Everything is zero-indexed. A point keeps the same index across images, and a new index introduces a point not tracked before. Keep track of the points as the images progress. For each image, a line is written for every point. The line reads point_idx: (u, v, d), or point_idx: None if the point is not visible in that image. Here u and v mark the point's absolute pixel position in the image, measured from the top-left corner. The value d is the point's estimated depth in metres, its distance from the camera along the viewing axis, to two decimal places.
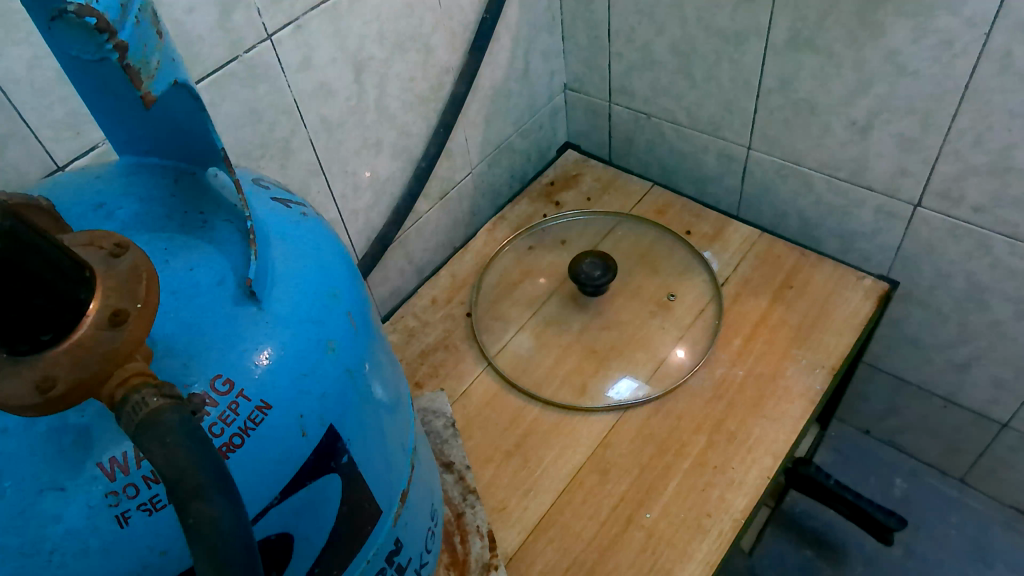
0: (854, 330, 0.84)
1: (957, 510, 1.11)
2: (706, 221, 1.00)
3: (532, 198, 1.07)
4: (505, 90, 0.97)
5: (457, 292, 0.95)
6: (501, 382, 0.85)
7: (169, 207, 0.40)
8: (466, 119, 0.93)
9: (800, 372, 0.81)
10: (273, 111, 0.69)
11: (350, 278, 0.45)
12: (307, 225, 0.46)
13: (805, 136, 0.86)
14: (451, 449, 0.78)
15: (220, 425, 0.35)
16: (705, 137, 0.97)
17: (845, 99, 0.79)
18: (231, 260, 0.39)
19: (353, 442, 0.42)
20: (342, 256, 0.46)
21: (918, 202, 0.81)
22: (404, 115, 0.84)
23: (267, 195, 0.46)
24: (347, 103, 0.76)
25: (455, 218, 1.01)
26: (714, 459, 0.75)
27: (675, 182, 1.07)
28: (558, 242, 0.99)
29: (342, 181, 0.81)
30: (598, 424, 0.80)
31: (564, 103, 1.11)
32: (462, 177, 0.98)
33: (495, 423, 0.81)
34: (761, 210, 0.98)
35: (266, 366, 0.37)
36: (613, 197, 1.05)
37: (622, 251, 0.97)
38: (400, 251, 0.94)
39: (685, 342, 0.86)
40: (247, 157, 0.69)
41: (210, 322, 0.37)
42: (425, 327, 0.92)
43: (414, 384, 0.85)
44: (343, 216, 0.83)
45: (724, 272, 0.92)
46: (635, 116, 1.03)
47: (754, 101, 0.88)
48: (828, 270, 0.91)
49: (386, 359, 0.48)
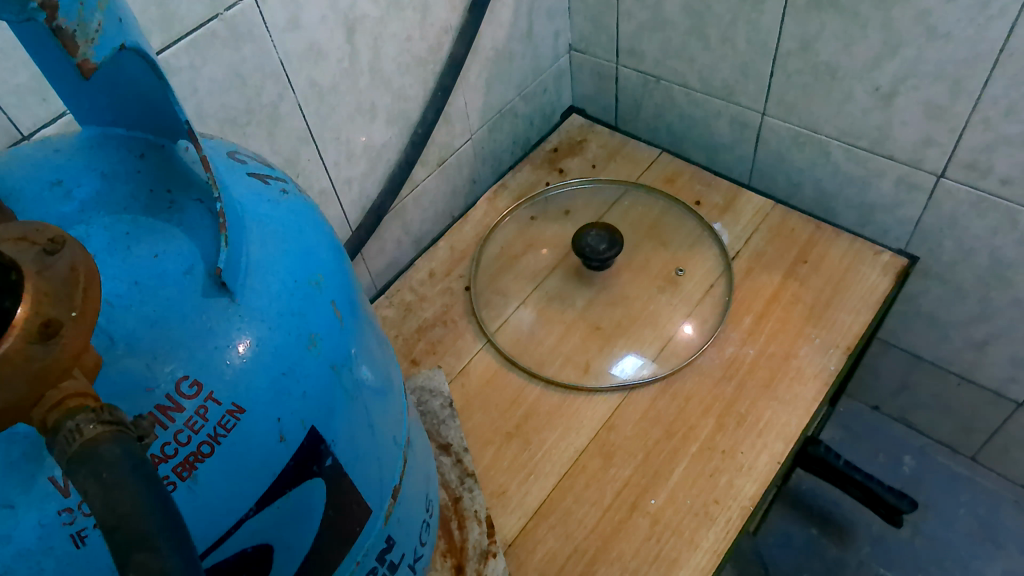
0: (871, 308, 0.80)
1: (967, 489, 1.08)
2: (717, 191, 0.95)
3: (535, 165, 1.02)
4: (508, 51, 0.92)
5: (457, 265, 0.91)
6: (501, 360, 0.81)
7: (134, 185, 0.36)
8: (466, 81, 0.88)
9: (814, 352, 0.77)
10: (259, 75, 0.65)
11: (337, 263, 0.42)
12: (287, 204, 0.42)
13: (824, 102, 0.81)
14: (448, 430, 0.75)
15: (186, 433, 0.32)
16: (718, 101, 0.92)
17: (869, 63, 0.74)
18: (201, 246, 0.35)
19: (338, 444, 0.39)
20: (327, 238, 0.42)
21: (943, 172, 0.77)
22: (401, 78, 0.79)
23: (243, 170, 0.42)
24: (339, 66, 0.72)
25: (455, 186, 0.96)
26: (723, 442, 0.72)
27: (684, 149, 1.02)
28: (562, 212, 0.95)
29: (335, 148, 0.76)
30: (602, 404, 0.77)
31: (570, 65, 1.06)
32: (462, 143, 0.93)
33: (495, 403, 0.78)
34: (775, 179, 0.94)
35: (243, 363, 0.34)
36: (620, 165, 1.01)
37: (629, 222, 0.93)
38: (397, 221, 0.89)
39: (694, 317, 0.82)
40: (232, 124, 0.65)
41: (176, 317, 0.33)
42: (423, 301, 0.88)
43: (411, 361, 0.82)
44: (335, 185, 0.78)
45: (736, 246, 0.88)
46: (645, 78, 0.98)
47: (772, 65, 0.83)
48: (845, 244, 0.87)
49: (378, 347, 0.45)
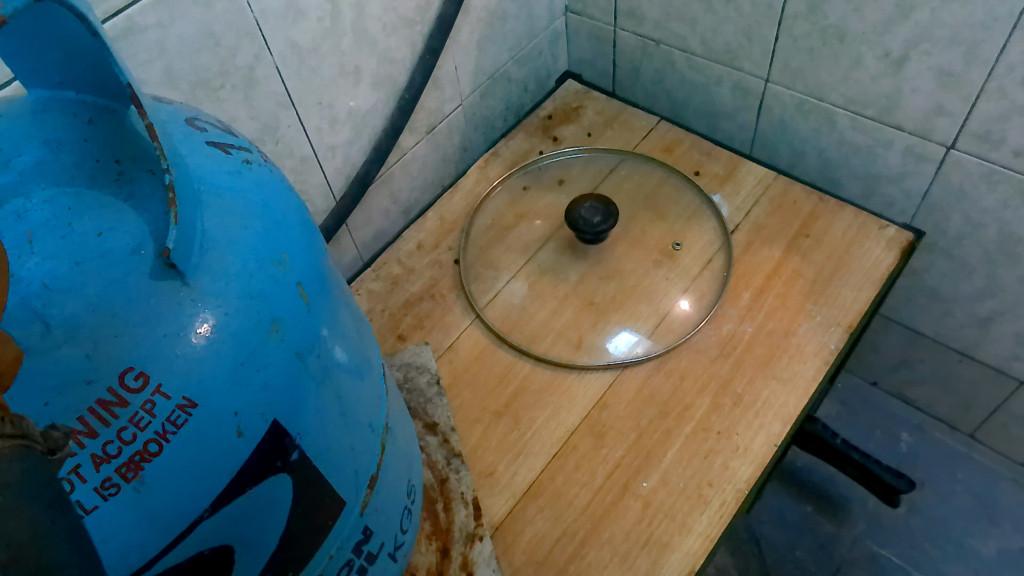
0: (874, 284, 0.77)
1: (964, 465, 1.07)
2: (718, 161, 0.92)
3: (529, 132, 0.98)
4: (500, 12, 0.88)
5: (446, 237, 0.88)
6: (491, 336, 0.78)
7: (79, 153, 0.33)
8: (456, 43, 0.84)
9: (814, 330, 0.75)
10: (233, 34, 0.61)
11: (306, 239, 0.38)
12: (251, 174, 0.38)
13: (831, 68, 0.77)
14: (435, 408, 0.73)
15: (130, 430, 0.29)
16: (720, 67, 0.88)
17: (880, 27, 0.70)
18: (151, 222, 0.32)
19: (305, 436, 0.36)
20: (296, 213, 0.39)
21: (953, 142, 0.73)
22: (386, 39, 0.75)
23: (202, 138, 0.38)
24: (319, 26, 0.67)
25: (445, 153, 0.92)
26: (719, 423, 0.70)
27: (684, 116, 0.98)
28: (556, 181, 0.91)
29: (317, 113, 0.72)
30: (594, 383, 0.74)
31: (566, 27, 1.01)
32: (452, 109, 0.89)
33: (484, 379, 0.75)
34: (777, 148, 0.90)
35: (196, 355, 0.31)
36: (617, 133, 0.97)
37: (625, 193, 0.89)
38: (385, 189, 0.86)
39: (690, 292, 0.79)
40: (205, 88, 0.61)
41: (121, 301, 0.30)
42: (411, 274, 0.84)
43: (397, 337, 0.79)
44: (318, 153, 0.75)
45: (736, 219, 0.85)
46: (644, 42, 0.94)
47: (777, 28, 0.79)
48: (848, 218, 0.84)
49: (353, 327, 0.42)
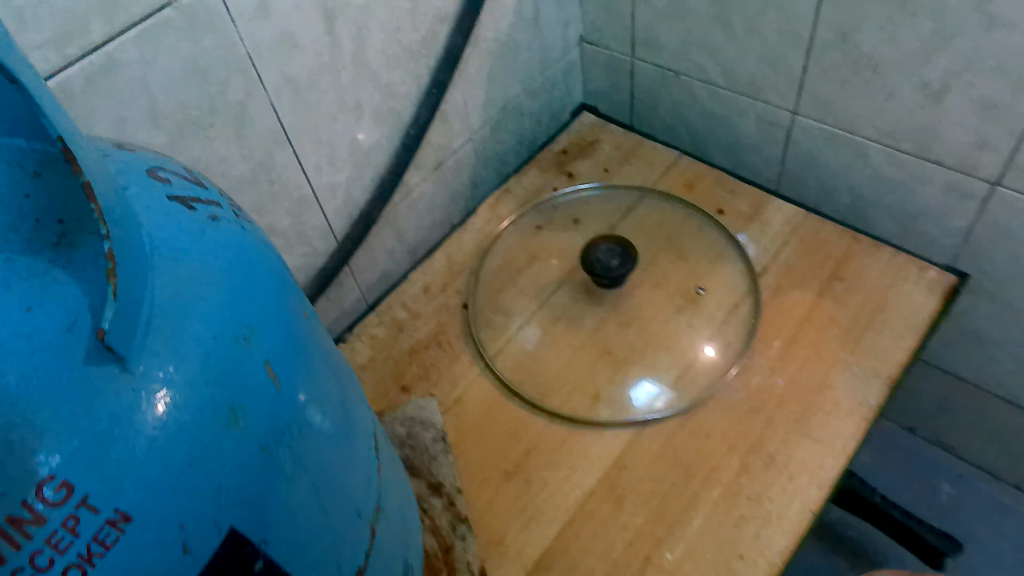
0: (916, 332, 0.71)
1: (1011, 520, 0.99)
2: (743, 199, 0.87)
3: (542, 168, 0.94)
4: (511, 43, 0.84)
5: (454, 279, 0.83)
6: (501, 388, 0.73)
7: (14, 214, 0.28)
8: (464, 76, 0.80)
9: (851, 383, 0.69)
10: (223, 69, 0.57)
11: (280, 308, 0.34)
12: (217, 234, 0.34)
13: (864, 99, 0.72)
14: (440, 467, 0.68)
15: (47, 555, 0.24)
16: (744, 99, 0.83)
17: (917, 56, 0.65)
18: (89, 296, 0.27)
19: (274, 543, 0.30)
20: (269, 278, 0.35)
21: (999, 179, 0.68)
22: (390, 73, 0.71)
23: (162, 192, 0.34)
24: (317, 59, 0.64)
25: (454, 191, 0.88)
26: (749, 487, 0.64)
27: (705, 150, 0.93)
28: (571, 220, 0.86)
29: (315, 151, 0.68)
30: (612, 441, 0.68)
31: (580, 58, 0.97)
32: (461, 144, 0.85)
33: (493, 436, 0.70)
34: (806, 184, 0.85)
35: (136, 456, 0.26)
36: (635, 168, 0.93)
37: (644, 233, 0.84)
38: (390, 229, 0.81)
39: (716, 338, 0.74)
40: (193, 126, 0.57)
41: (45, 394, 0.25)
42: (416, 319, 0.80)
43: (400, 389, 0.74)
44: (317, 193, 0.70)
45: (763, 260, 0.80)
46: (662, 73, 0.89)
47: (805, 58, 0.74)
48: (885, 260, 0.78)
49: (336, 402, 0.38)
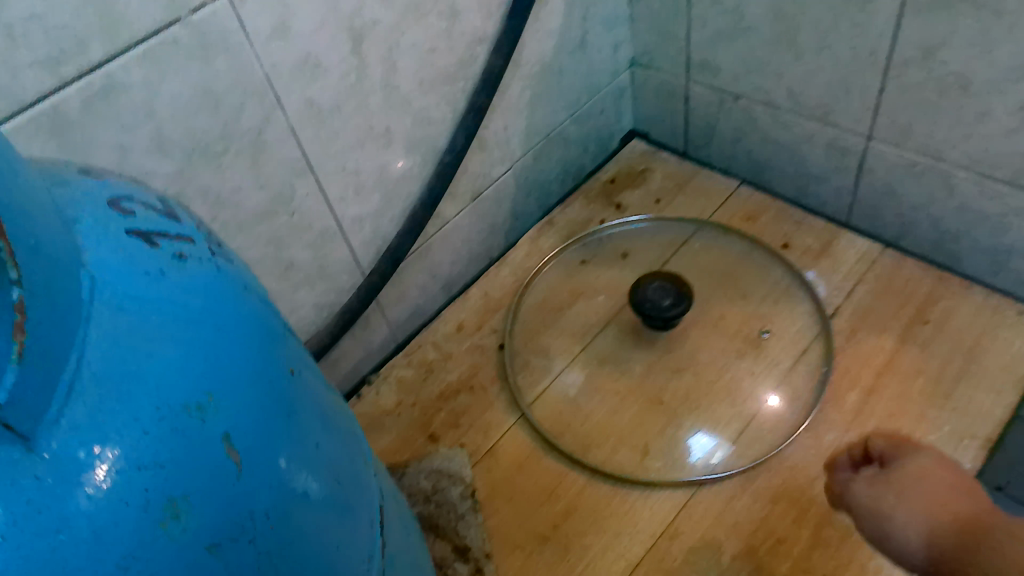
0: (1016, 386, 0.62)
1: None
2: (810, 233, 0.79)
3: (588, 198, 0.88)
4: (556, 65, 0.78)
5: (489, 317, 0.77)
6: (538, 440, 0.66)
7: None
8: (504, 101, 0.74)
9: (940, 444, 0.60)
10: (237, 92, 0.53)
11: (255, 365, 0.28)
12: (185, 275, 0.28)
13: (951, 122, 0.64)
14: (468, 528, 0.61)
15: None
16: (812, 123, 0.75)
17: (1016, 73, 0.57)
18: None
19: None
20: (246, 327, 0.29)
21: None
22: (422, 97, 0.66)
23: (122, 225, 0.28)
24: (343, 82, 0.59)
25: (493, 223, 0.82)
26: (821, 564, 0.55)
27: (767, 179, 0.84)
28: (618, 254, 0.79)
29: (340, 180, 0.63)
30: (662, 504, 0.61)
31: (631, 82, 0.90)
32: (501, 173, 0.79)
33: (528, 495, 0.63)
34: (882, 217, 0.75)
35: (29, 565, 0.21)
36: (689, 199, 0.86)
37: (699, 269, 0.77)
38: (422, 263, 0.75)
39: (782, 387, 0.66)
40: (205, 153, 0.53)
41: None
42: (447, 360, 0.74)
43: (428, 437, 0.68)
44: (341, 224, 0.65)
45: (835, 299, 0.72)
46: (720, 96, 0.82)
47: (883, 78, 0.66)
48: (975, 302, 0.69)
49: (330, 471, 0.32)
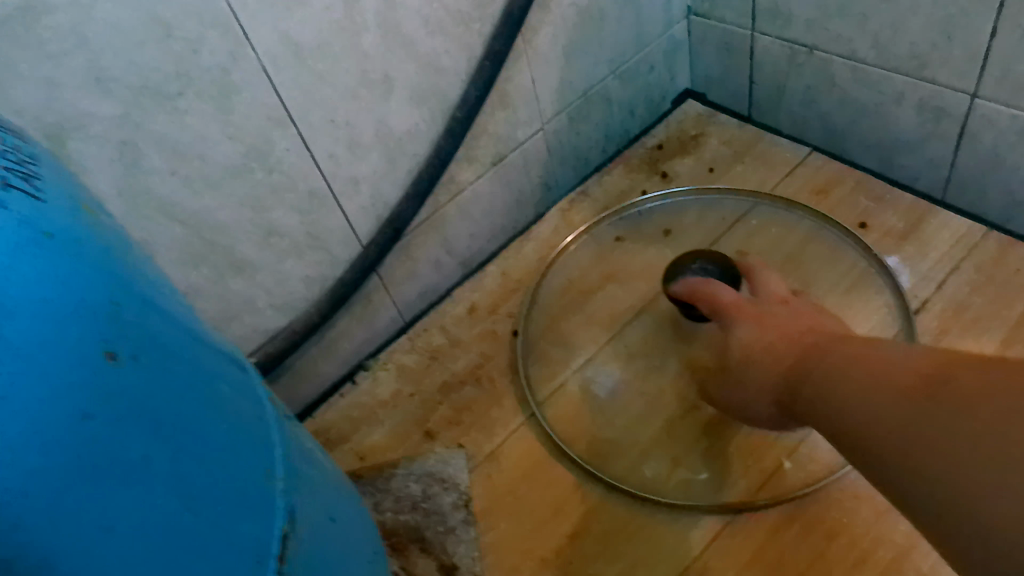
0: None
1: None
2: (894, 211, 0.67)
3: (631, 166, 0.78)
4: (597, 11, 0.67)
5: (506, 300, 0.68)
6: (548, 444, 0.57)
7: None
8: (532, 49, 0.64)
9: None
10: (191, 22, 0.44)
11: (21, 352, 0.20)
12: None
13: None
14: (458, 544, 0.52)
15: None
16: (902, 78, 0.62)
17: None
18: None
19: None
20: (29, 294, 0.21)
21: None
22: (429, 39, 0.56)
23: None
24: (327, 16, 0.50)
25: (521, 192, 0.72)
26: None
27: (846, 149, 0.71)
28: (661, 231, 0.69)
29: (329, 135, 0.55)
30: (690, 530, 0.50)
31: (688, 34, 0.78)
32: (529, 136, 0.69)
33: (531, 509, 0.54)
34: (984, 195, 0.62)
35: None
36: (748, 169, 0.75)
37: (756, 250, 0.66)
38: (434, 236, 0.66)
39: None
40: (155, 92, 0.45)
41: None
42: (454, 347, 0.65)
43: (424, 434, 0.60)
44: (334, 187, 0.57)
45: (922, 291, 0.60)
46: (791, 50, 0.69)
47: (997, 18, 0.52)
48: None
49: (162, 499, 0.24)
